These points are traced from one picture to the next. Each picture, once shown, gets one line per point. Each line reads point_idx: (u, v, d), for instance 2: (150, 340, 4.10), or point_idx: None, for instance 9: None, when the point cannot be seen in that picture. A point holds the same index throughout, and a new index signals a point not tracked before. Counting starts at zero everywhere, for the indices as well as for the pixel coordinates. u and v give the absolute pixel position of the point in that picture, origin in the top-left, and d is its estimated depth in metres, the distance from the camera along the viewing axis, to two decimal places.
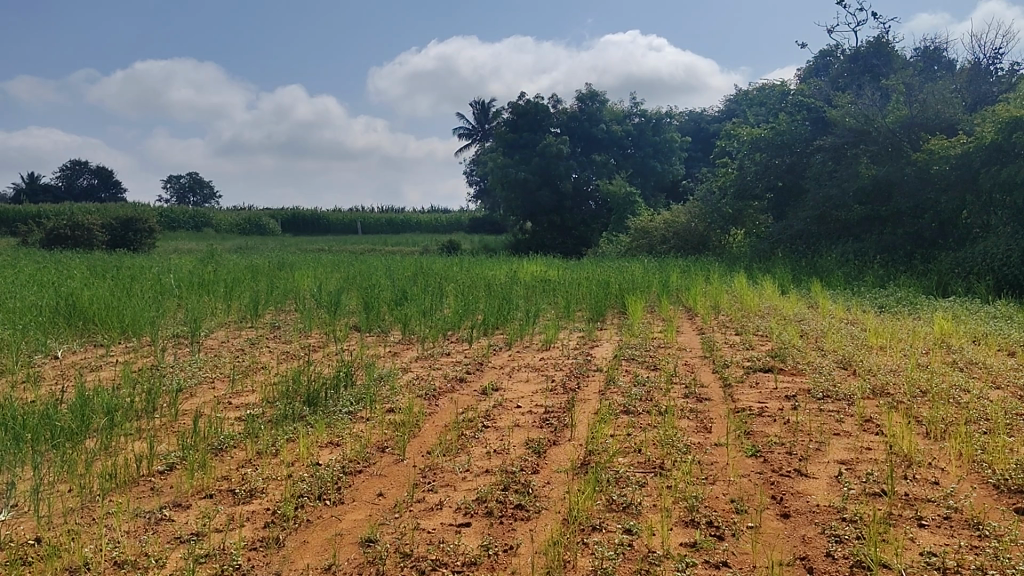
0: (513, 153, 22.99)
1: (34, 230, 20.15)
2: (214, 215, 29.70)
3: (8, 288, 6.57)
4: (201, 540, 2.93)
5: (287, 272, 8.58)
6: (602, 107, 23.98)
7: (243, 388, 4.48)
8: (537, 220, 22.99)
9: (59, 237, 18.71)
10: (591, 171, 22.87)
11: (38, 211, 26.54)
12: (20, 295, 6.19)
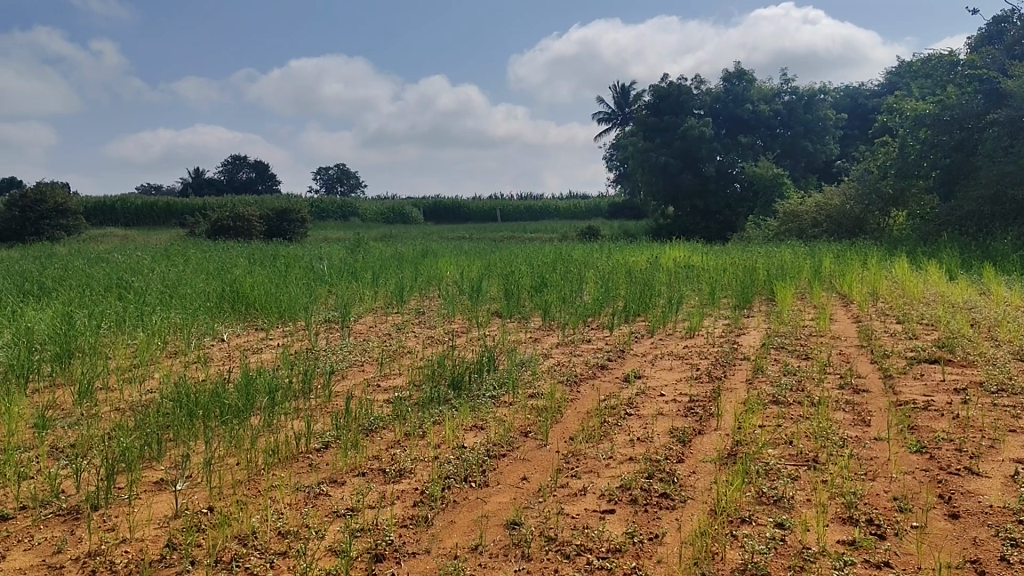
0: (650, 137, 22.61)
1: (200, 222, 21.62)
2: (360, 205, 30.91)
3: (180, 276, 7.09)
4: (356, 515, 3.08)
5: (431, 260, 8.82)
6: (749, 86, 23.17)
7: (391, 371, 4.65)
8: (679, 204, 22.64)
9: (222, 227, 19.99)
10: (736, 154, 22.22)
11: (203, 203, 28.48)
12: (192, 282, 6.67)
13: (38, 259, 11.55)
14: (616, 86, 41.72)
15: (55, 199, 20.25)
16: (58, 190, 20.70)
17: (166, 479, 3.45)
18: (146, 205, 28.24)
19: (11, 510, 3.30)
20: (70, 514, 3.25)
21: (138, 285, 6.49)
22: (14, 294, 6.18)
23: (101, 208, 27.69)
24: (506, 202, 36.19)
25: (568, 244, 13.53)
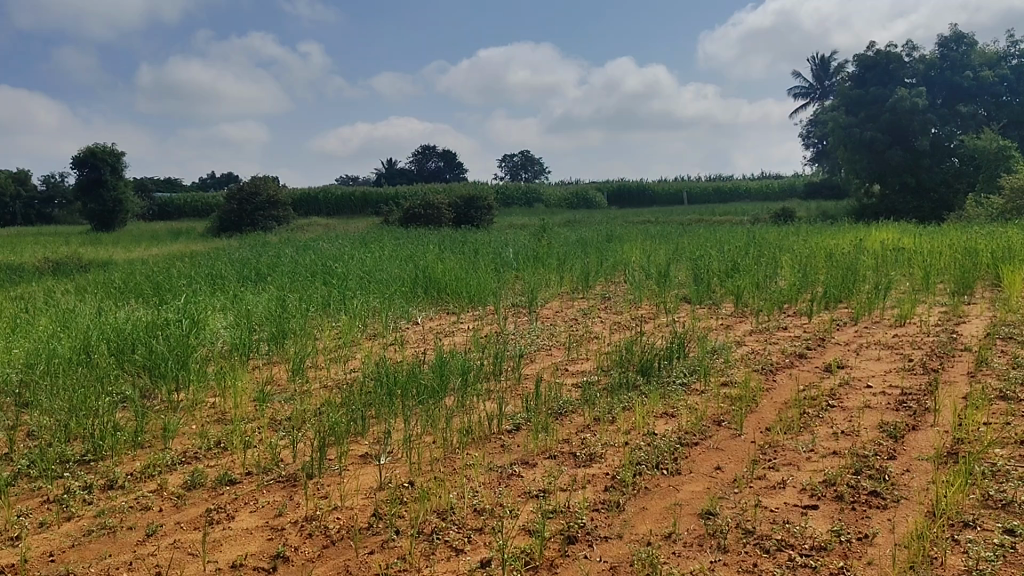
0: (854, 111, 21.20)
1: (394, 211, 22.77)
2: (544, 191, 31.35)
3: (375, 262, 7.51)
4: (549, 497, 3.13)
5: (616, 244, 8.77)
6: (970, 52, 21.24)
7: (578, 356, 4.68)
8: (886, 181, 20.81)
9: (415, 215, 21.08)
10: (954, 125, 20.33)
11: (395, 193, 29.95)
12: (387, 268, 7.05)
13: (260, 246, 12.60)
14: (814, 60, 39.60)
15: (268, 191, 22.06)
16: (271, 184, 22.55)
17: (370, 453, 3.69)
18: (346, 196, 30.15)
19: (238, 475, 3.67)
20: (288, 481, 3.56)
21: (340, 271, 6.93)
22: (235, 280, 6.80)
23: (306, 200, 29.84)
24: (690, 184, 35.27)
25: (763, 227, 13.04)
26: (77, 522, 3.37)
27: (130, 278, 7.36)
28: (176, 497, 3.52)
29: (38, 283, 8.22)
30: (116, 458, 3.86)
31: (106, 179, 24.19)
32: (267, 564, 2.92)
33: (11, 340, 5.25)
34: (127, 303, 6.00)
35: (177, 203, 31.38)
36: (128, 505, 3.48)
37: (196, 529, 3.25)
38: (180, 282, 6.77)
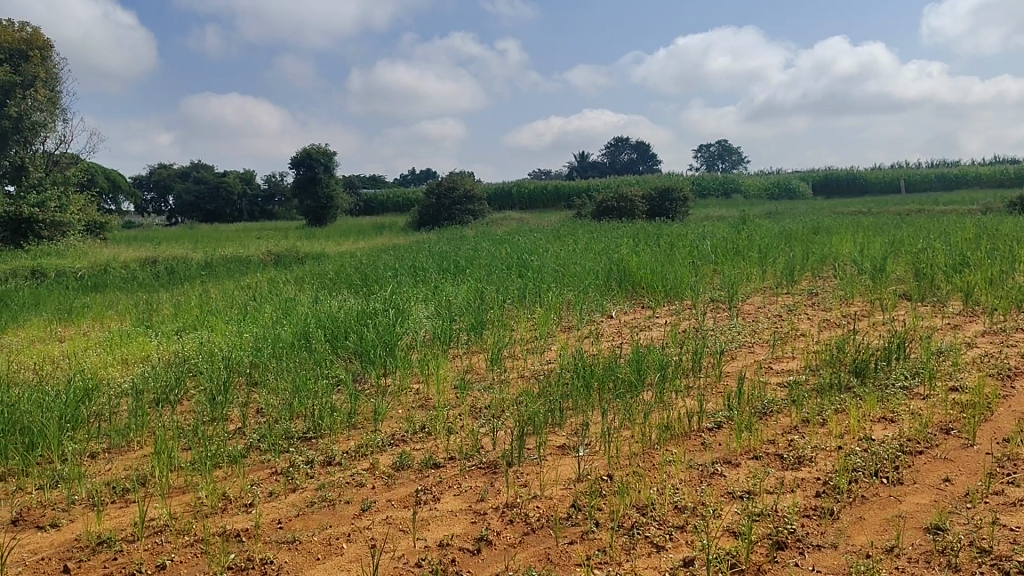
0: None
1: (588, 204, 22.93)
2: (744, 182, 30.44)
3: (570, 255, 7.61)
4: (755, 499, 3.02)
5: (823, 237, 8.34)
6: None
7: (784, 354, 4.49)
8: None
9: (607, 209, 21.22)
10: None
11: (588, 185, 30.12)
12: (582, 261, 7.11)
13: (464, 240, 13.13)
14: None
15: (465, 186, 22.88)
16: (467, 178, 23.40)
17: (568, 445, 3.73)
18: (538, 189, 30.77)
19: (443, 459, 3.84)
20: (489, 468, 3.68)
21: (536, 263, 7.07)
22: (436, 272, 7.14)
23: (500, 194, 30.85)
24: (901, 171, 32.81)
25: (1002, 218, 11.87)
26: (300, 494, 3.66)
27: (343, 269, 7.91)
28: (387, 476, 3.74)
29: (265, 274, 9.02)
30: (333, 436, 4.17)
31: (320, 175, 26.07)
32: (472, 546, 3.03)
33: (243, 325, 5.82)
34: (340, 292, 6.46)
35: (379, 199, 33.40)
36: (344, 481, 3.74)
37: (406, 507, 3.44)
38: (385, 274, 7.19)
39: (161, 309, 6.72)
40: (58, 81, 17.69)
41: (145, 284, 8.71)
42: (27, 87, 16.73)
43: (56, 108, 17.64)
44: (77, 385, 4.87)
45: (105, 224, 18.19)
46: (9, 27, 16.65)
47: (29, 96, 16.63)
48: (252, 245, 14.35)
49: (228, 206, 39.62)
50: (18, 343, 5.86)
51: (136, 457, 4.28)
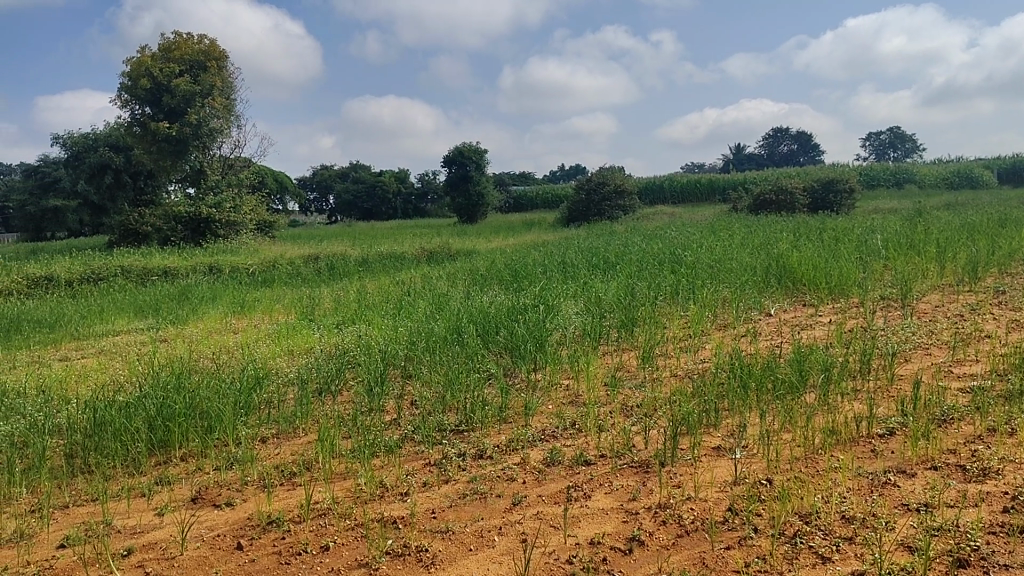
0: None
1: (744, 198, 22.25)
2: (917, 172, 28.55)
3: (726, 250, 7.37)
4: (932, 512, 2.79)
5: (1012, 229, 7.65)
6: None
7: (966, 357, 4.15)
8: None
9: (765, 202, 20.52)
10: None
11: (744, 178, 29.19)
12: (739, 256, 6.88)
13: (617, 235, 13.03)
14: None
15: (615, 181, 22.74)
16: (617, 173, 23.23)
17: (724, 446, 3.61)
18: (690, 183, 30.13)
19: (593, 457, 3.81)
20: (641, 467, 3.61)
21: (690, 259, 6.90)
22: (587, 267, 7.11)
23: (652, 189, 30.45)
24: None
25: None
26: (453, 486, 3.74)
27: (494, 265, 8.03)
28: (537, 471, 3.75)
29: (420, 269, 9.30)
30: (485, 430, 4.23)
31: (470, 174, 26.66)
32: (623, 546, 2.98)
33: (399, 319, 6.02)
34: (491, 288, 6.57)
35: (529, 196, 33.78)
36: (495, 474, 3.78)
37: (556, 504, 3.43)
38: (535, 270, 7.23)
39: (323, 303, 7.07)
40: (233, 89, 19.01)
41: (309, 280, 9.20)
42: (205, 95, 18.08)
43: (230, 115, 18.97)
44: (249, 374, 5.21)
45: (273, 224, 19.36)
46: (190, 40, 18.05)
47: (207, 104, 17.98)
48: (408, 242, 14.87)
49: (384, 204, 41.30)
50: (198, 334, 6.33)
51: (301, 443, 4.52)
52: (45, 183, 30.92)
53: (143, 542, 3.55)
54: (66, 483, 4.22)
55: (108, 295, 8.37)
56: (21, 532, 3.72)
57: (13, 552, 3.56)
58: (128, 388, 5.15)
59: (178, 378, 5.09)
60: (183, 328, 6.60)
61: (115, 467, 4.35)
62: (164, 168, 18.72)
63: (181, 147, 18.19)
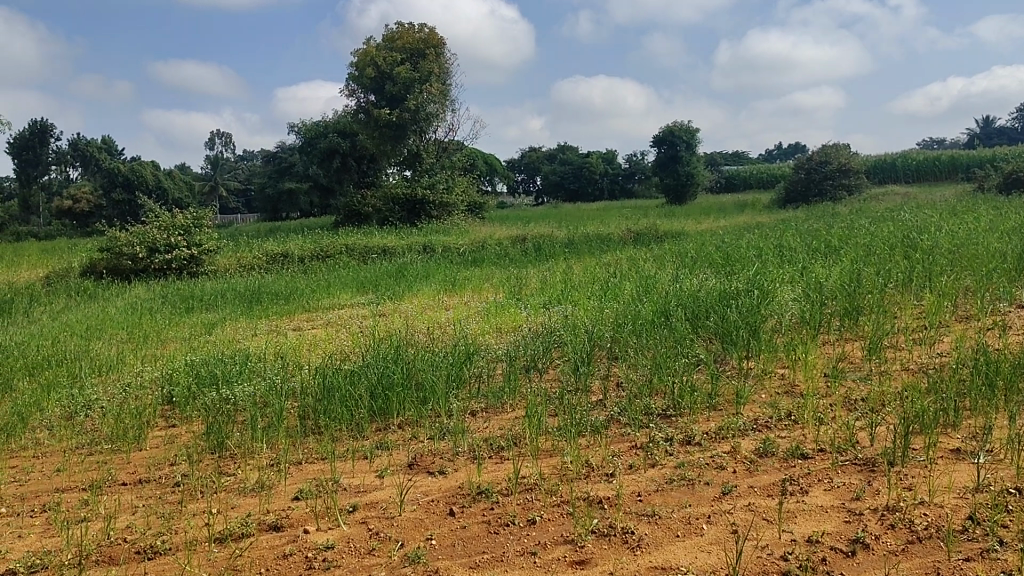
0: None
1: (993, 176, 20.24)
2: None
3: (969, 234, 6.72)
4: None
5: None
6: None
7: None
8: None
9: (1021, 180, 18.45)
10: None
11: (993, 154, 26.54)
12: (987, 241, 6.24)
13: (844, 216, 12.25)
14: None
15: (840, 159, 21.42)
16: (843, 151, 21.85)
17: (965, 450, 3.31)
18: (927, 161, 27.79)
19: (811, 451, 3.61)
20: (866, 465, 3.38)
21: (925, 243, 6.36)
22: (806, 251, 6.75)
23: (881, 167, 28.38)
24: None
25: None
26: (660, 470, 3.69)
27: (704, 248, 7.83)
28: (749, 461, 3.61)
29: (628, 251, 9.27)
30: (694, 416, 4.14)
31: (681, 154, 26.16)
32: (845, 547, 2.80)
33: (606, 300, 6.04)
34: (701, 271, 6.41)
35: (742, 176, 32.69)
36: (704, 462, 3.69)
37: (770, 496, 3.28)
38: (749, 253, 6.97)
39: (530, 283, 7.23)
40: (450, 75, 19.85)
41: (518, 259, 9.43)
42: (424, 82, 18.98)
43: (446, 99, 19.81)
44: (461, 350, 5.43)
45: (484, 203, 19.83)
46: (411, 29, 19.03)
47: (425, 90, 18.87)
48: (618, 223, 14.88)
49: (591, 185, 41.73)
50: (414, 309, 6.69)
51: (509, 417, 4.64)
52: (283, 168, 33.99)
53: (365, 501, 3.81)
54: (300, 442, 4.61)
55: (335, 271, 9.05)
56: (262, 483, 4.11)
57: (255, 500, 3.94)
58: (352, 357, 5.54)
59: (396, 350, 5.41)
60: (401, 303, 7.00)
61: (341, 430, 4.69)
62: (384, 152, 19.96)
63: (400, 131, 19.32)
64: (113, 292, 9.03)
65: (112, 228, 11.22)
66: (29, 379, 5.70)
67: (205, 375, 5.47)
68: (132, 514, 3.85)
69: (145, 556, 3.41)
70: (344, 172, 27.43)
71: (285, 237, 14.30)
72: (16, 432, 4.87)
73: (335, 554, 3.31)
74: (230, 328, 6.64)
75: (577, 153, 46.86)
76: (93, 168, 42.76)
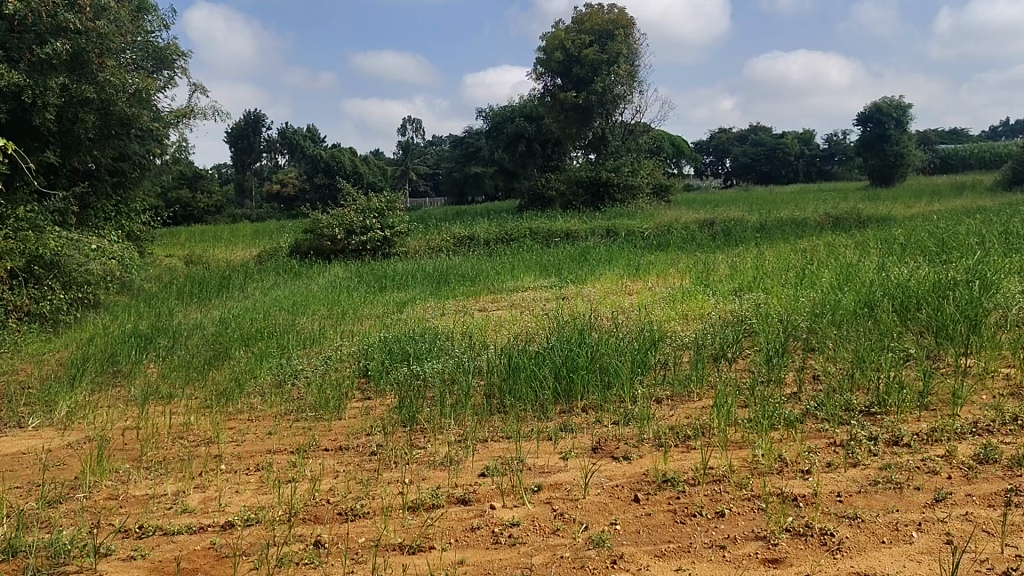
0: None
1: None
2: None
3: None
4: None
5: None
6: None
7: None
8: None
9: None
10: None
11: None
12: None
13: None
14: None
15: None
16: None
17: None
18: None
19: None
20: None
21: None
22: None
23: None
24: None
25: None
26: (863, 471, 3.46)
27: (913, 234, 7.27)
28: (967, 467, 3.31)
29: (826, 236, 8.78)
30: (901, 415, 3.85)
31: (890, 133, 24.42)
32: None
33: (802, 289, 5.76)
34: (911, 259, 5.96)
35: (960, 156, 30.16)
36: (914, 465, 3.42)
37: (991, 507, 3.00)
38: (969, 240, 6.39)
39: (718, 269, 7.01)
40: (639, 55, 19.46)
41: (705, 245, 9.19)
42: (612, 64, 18.80)
43: (636, 80, 19.44)
44: (645, 336, 5.37)
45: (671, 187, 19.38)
46: (601, 11, 18.92)
47: (613, 72, 18.70)
48: (814, 207, 14.13)
49: (785, 166, 40.32)
50: (597, 293, 6.69)
51: (696, 406, 4.52)
52: (470, 152, 35.03)
53: (550, 481, 3.84)
54: (485, 420, 4.72)
55: (521, 254, 9.20)
56: (451, 457, 4.25)
57: (445, 473, 4.09)
58: (537, 339, 5.62)
59: (580, 333, 5.42)
60: (584, 287, 7.01)
61: (526, 409, 4.76)
62: (570, 136, 20.13)
63: (586, 114, 19.34)
64: (316, 271, 9.68)
65: (315, 211, 12.03)
66: (244, 348, 6.23)
67: (398, 352, 5.74)
68: (334, 478, 4.11)
69: (346, 517, 3.62)
70: (528, 156, 27.86)
71: (470, 219, 14.74)
72: (233, 396, 5.34)
73: (520, 531, 3.37)
74: (419, 308, 6.93)
75: (769, 134, 44.98)
76: (296, 154, 46.09)
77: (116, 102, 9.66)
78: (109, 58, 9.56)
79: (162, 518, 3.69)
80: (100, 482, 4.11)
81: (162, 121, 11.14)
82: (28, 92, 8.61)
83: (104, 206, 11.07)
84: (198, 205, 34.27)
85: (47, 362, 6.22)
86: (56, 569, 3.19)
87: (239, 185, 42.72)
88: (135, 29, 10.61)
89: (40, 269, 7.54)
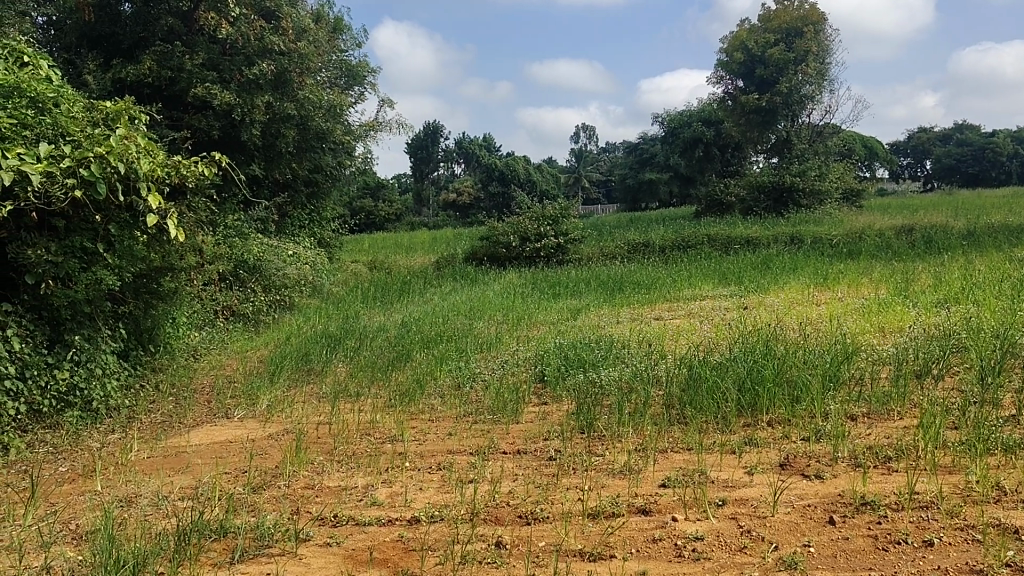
0: None
1: None
2: None
3: None
4: None
5: None
6: None
7: None
8: None
9: None
10: None
11: None
12: None
13: None
14: None
15: None
16: None
17: None
18: None
19: None
20: None
21: None
22: None
23: None
24: None
25: None
26: None
27: None
28: None
29: None
30: None
31: None
32: None
33: (1020, 302, 5.30)
34: None
35: None
36: None
37: None
38: None
39: (918, 279, 6.54)
40: (829, 53, 18.47)
41: (904, 253, 8.61)
42: (799, 63, 17.97)
43: (828, 80, 18.46)
44: (838, 348, 5.09)
45: (861, 192, 18.31)
46: (790, 9, 18.17)
47: (799, 72, 17.85)
48: None
49: (995, 168, 37.25)
50: (780, 303, 6.42)
51: (896, 426, 4.22)
52: (644, 159, 34.83)
53: (735, 496, 3.71)
54: (665, 430, 4.62)
55: (700, 262, 9.00)
56: (630, 466, 4.20)
57: (625, 482, 4.04)
58: (719, 349, 5.46)
59: (765, 345, 5.22)
60: (767, 296, 6.77)
61: (707, 421, 4.62)
62: (751, 139, 19.73)
63: (769, 117, 18.78)
64: (492, 277, 9.93)
65: (493, 219, 12.40)
66: (425, 351, 6.46)
67: (573, 358, 5.77)
68: (513, 481, 4.17)
69: (527, 520, 3.66)
70: (706, 161, 27.30)
71: (644, 227, 14.63)
72: (416, 397, 5.55)
73: (705, 545, 3.27)
74: (594, 314, 6.92)
75: (975, 134, 41.66)
76: (470, 164, 47.57)
77: (313, 118, 10.36)
78: (308, 77, 10.32)
79: (354, 509, 3.88)
80: (298, 472, 4.38)
81: (351, 134, 11.81)
82: (238, 110, 9.34)
83: (299, 215, 11.90)
84: (380, 213, 36.14)
85: (249, 358, 6.74)
86: (262, 550, 3.43)
87: (417, 195, 44.66)
88: (330, 49, 11.35)
89: (244, 272, 8.30)
